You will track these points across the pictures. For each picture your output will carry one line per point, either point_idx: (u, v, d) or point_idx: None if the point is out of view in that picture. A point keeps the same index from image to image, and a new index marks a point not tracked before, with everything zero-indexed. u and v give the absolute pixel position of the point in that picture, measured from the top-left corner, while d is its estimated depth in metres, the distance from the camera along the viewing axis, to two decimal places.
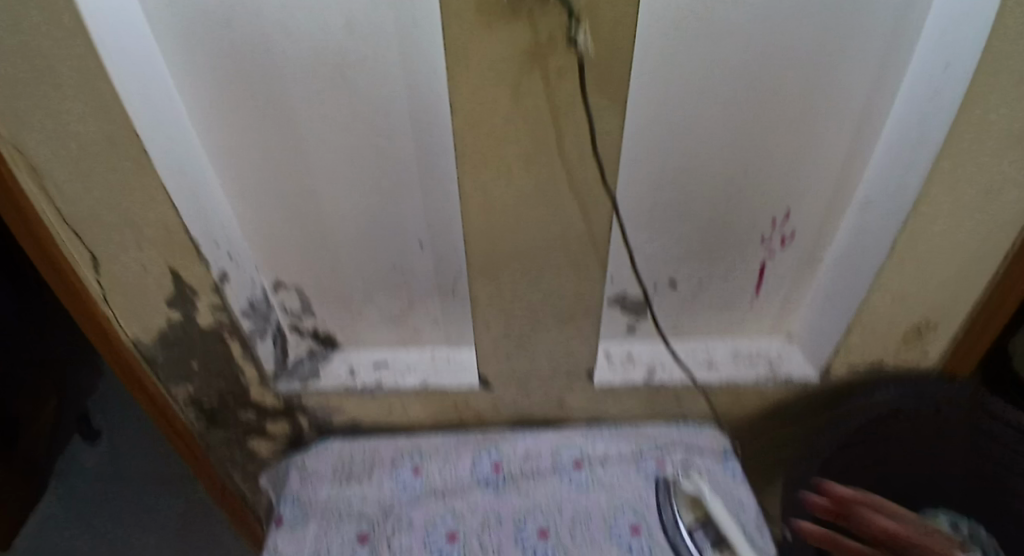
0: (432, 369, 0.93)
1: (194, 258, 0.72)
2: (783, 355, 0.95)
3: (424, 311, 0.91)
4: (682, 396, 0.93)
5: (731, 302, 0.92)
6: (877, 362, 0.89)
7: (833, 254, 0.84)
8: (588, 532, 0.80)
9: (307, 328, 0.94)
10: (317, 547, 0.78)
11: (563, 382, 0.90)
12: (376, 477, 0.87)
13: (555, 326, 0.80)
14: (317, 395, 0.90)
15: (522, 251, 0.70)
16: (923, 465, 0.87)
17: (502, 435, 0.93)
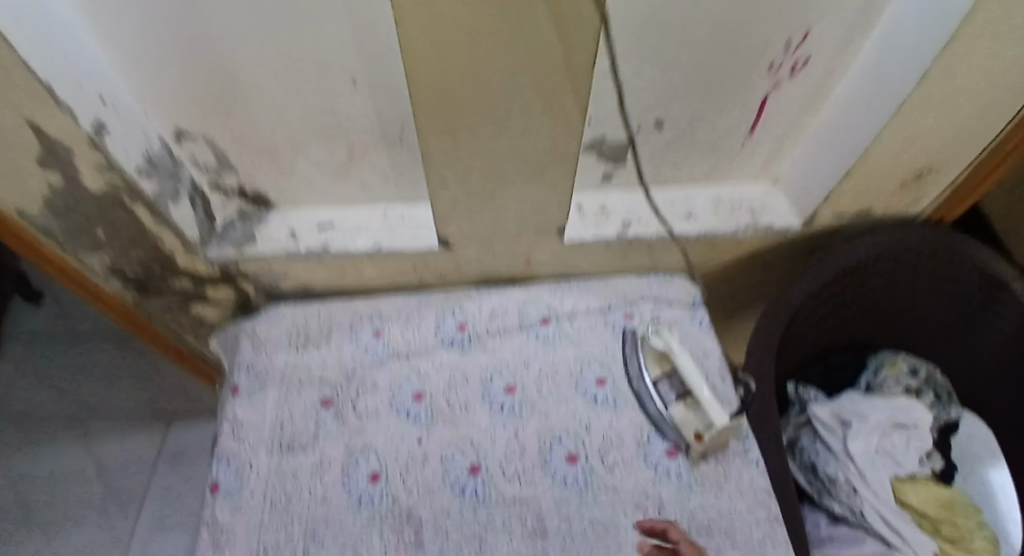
0: (384, 229, 0.83)
1: (48, 105, 0.56)
2: (767, 201, 0.88)
3: (369, 166, 0.78)
4: (656, 249, 0.87)
5: (722, 145, 0.81)
6: (862, 209, 0.84)
7: (846, 88, 0.71)
8: (555, 386, 0.80)
9: (232, 188, 0.80)
10: (280, 413, 0.76)
11: (529, 239, 0.82)
12: (334, 341, 0.83)
13: (522, 183, 0.70)
14: (258, 260, 0.81)
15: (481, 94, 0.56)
16: (882, 302, 0.91)
17: (466, 294, 0.88)
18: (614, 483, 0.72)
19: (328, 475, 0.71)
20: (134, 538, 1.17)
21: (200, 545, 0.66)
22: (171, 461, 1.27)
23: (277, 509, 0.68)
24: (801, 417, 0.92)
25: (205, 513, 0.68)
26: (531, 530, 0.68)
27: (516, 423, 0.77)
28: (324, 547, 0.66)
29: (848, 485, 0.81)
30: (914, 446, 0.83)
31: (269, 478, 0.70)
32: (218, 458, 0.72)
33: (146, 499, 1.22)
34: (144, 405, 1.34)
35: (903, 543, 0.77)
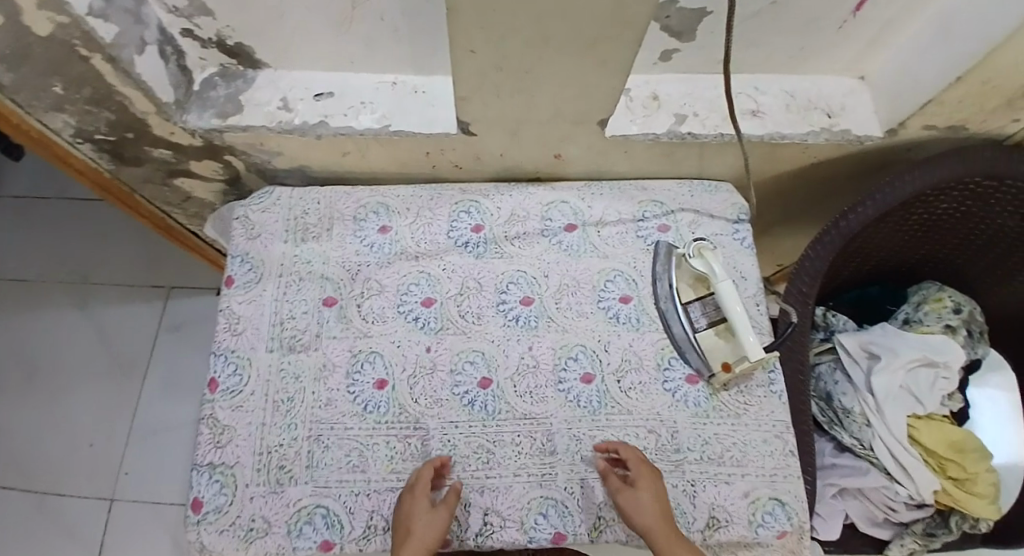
0: (394, 102, 0.70)
1: None
2: (847, 101, 0.74)
3: (376, 20, 0.61)
4: (707, 151, 0.75)
5: (811, 26, 0.65)
6: (958, 126, 0.71)
7: None
8: (576, 300, 0.74)
9: (209, 37, 0.64)
10: (279, 310, 0.70)
11: (564, 129, 0.69)
12: (337, 234, 0.75)
13: (568, 60, 0.56)
14: (246, 132, 0.69)
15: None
16: (942, 232, 0.81)
17: (484, 190, 0.79)
18: (629, 406, 0.69)
19: (330, 380, 0.68)
20: (143, 402, 1.23)
21: (200, 441, 0.65)
22: (174, 330, 1.28)
23: (279, 410, 0.66)
24: (825, 342, 0.88)
25: (204, 408, 0.66)
26: (541, 447, 0.66)
27: (531, 337, 0.71)
28: (328, 451, 0.64)
29: (862, 418, 0.80)
30: (939, 387, 0.79)
31: (268, 379, 0.67)
32: (215, 353, 0.69)
33: (150, 367, 1.25)
34: (142, 277, 1.31)
35: (906, 478, 0.78)
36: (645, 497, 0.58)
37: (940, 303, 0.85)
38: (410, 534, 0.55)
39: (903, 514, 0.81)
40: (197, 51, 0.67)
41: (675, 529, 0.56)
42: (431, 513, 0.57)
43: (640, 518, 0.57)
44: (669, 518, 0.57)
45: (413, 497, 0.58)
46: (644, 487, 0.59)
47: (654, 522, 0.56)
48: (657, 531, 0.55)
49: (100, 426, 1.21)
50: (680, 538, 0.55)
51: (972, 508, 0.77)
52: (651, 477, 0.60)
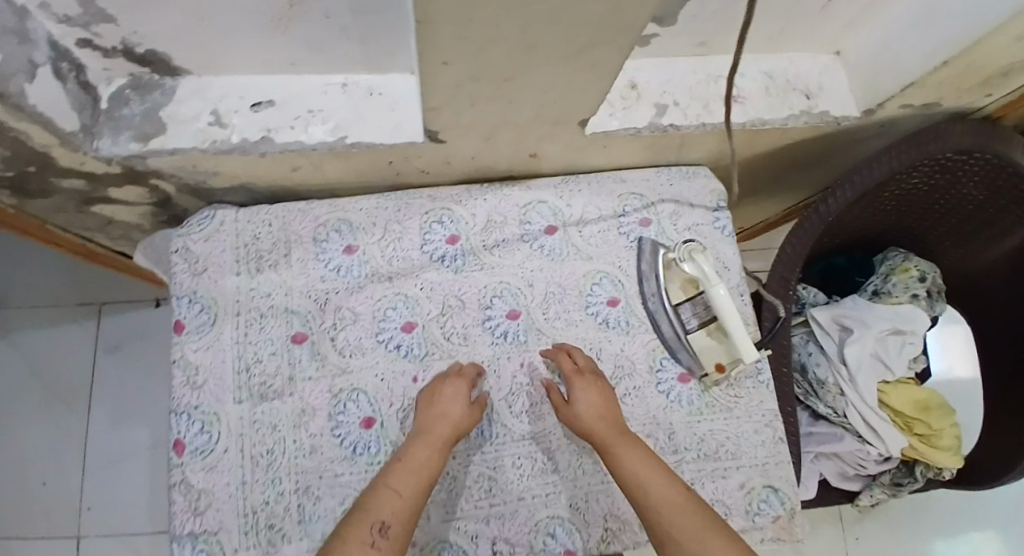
0: (347, 107, 0.61)
1: None
2: (827, 79, 0.70)
3: (318, 19, 0.52)
4: (689, 140, 0.71)
5: (801, 6, 0.59)
6: (935, 102, 0.70)
7: None
8: (563, 308, 0.71)
9: (113, 47, 0.53)
10: (242, 354, 0.64)
11: (543, 130, 0.63)
12: (296, 260, 0.67)
13: (551, 66, 0.50)
14: (174, 156, 0.59)
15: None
16: (909, 204, 0.82)
17: (455, 195, 0.72)
18: (626, 413, 0.68)
19: (312, 425, 0.63)
20: (92, 432, 1.13)
21: (176, 510, 0.60)
22: (112, 353, 1.16)
23: (258, 466, 0.61)
24: (799, 316, 0.90)
25: (174, 474, 0.61)
26: (543, 466, 0.65)
27: (521, 352, 0.68)
28: (320, 502, 0.60)
29: (836, 388, 0.83)
30: (908, 352, 0.83)
31: (242, 433, 0.62)
32: (176, 412, 0.62)
33: (93, 394, 1.14)
34: (65, 294, 1.17)
35: (877, 439, 0.83)
36: (578, 404, 0.61)
37: (906, 273, 0.87)
38: (444, 417, 0.58)
39: (873, 469, 0.86)
40: (99, 62, 0.56)
41: (618, 426, 0.59)
42: (468, 406, 0.60)
43: (580, 425, 0.60)
44: (608, 416, 0.60)
45: (456, 384, 0.61)
46: (578, 394, 0.61)
47: (592, 424, 0.59)
48: (597, 432, 0.58)
49: (48, 462, 1.11)
50: (621, 434, 0.58)
51: (937, 460, 0.83)
52: (590, 380, 0.63)
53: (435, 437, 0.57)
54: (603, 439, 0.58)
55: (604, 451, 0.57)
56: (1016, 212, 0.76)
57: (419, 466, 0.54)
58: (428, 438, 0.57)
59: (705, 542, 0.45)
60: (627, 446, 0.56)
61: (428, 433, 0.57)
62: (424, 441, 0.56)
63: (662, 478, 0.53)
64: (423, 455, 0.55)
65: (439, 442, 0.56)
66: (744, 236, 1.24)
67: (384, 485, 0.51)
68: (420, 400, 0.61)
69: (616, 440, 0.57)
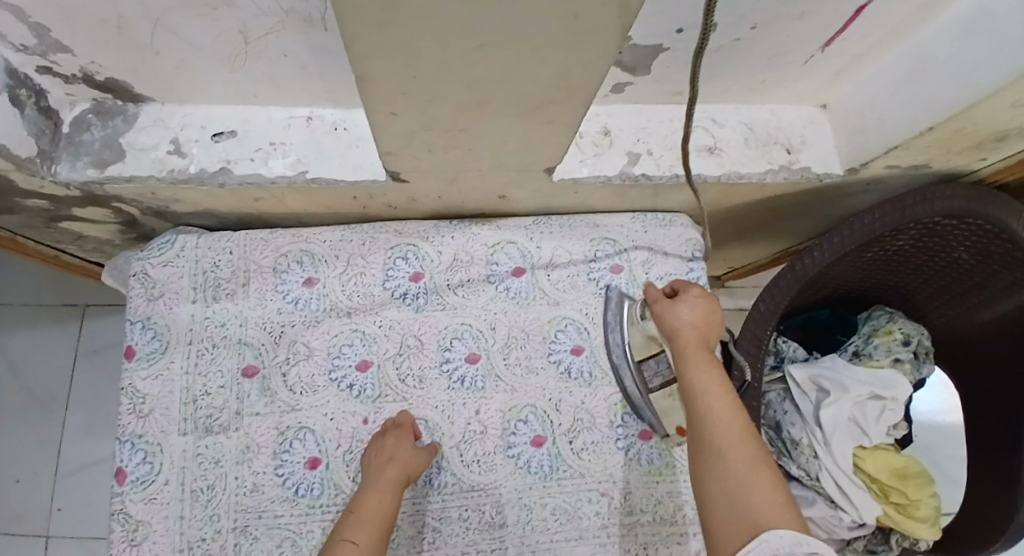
0: (309, 142, 0.60)
1: None
2: (809, 132, 0.68)
3: (276, 57, 0.51)
4: (663, 190, 0.69)
5: (781, 58, 0.57)
6: (922, 165, 0.67)
7: None
8: (525, 355, 0.69)
9: (73, 74, 0.54)
10: (190, 386, 0.63)
11: (507, 175, 0.61)
12: (254, 289, 0.66)
13: (505, 119, 0.48)
14: (131, 183, 0.59)
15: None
16: (895, 262, 0.80)
17: (422, 231, 0.71)
18: (582, 468, 0.66)
19: (255, 463, 0.61)
20: (66, 436, 1.13)
21: (113, 539, 0.59)
22: (92, 358, 1.16)
23: (198, 501, 0.60)
24: (776, 371, 0.88)
25: (113, 502, 0.60)
26: (490, 520, 0.63)
27: (478, 400, 0.67)
28: (257, 543, 0.59)
29: (809, 449, 0.81)
30: (887, 418, 0.80)
31: (183, 466, 0.61)
32: (120, 439, 0.61)
33: (71, 397, 1.14)
34: (50, 296, 1.18)
35: (851, 506, 0.79)
36: (680, 309, 0.56)
37: (890, 335, 0.84)
38: (389, 461, 0.58)
39: (846, 534, 0.83)
40: (61, 87, 0.56)
41: (708, 347, 0.54)
42: (414, 448, 0.60)
43: (671, 325, 0.56)
44: (707, 330, 0.55)
45: (399, 431, 0.61)
46: (684, 300, 0.56)
47: (683, 332, 0.54)
48: (685, 338, 0.54)
49: (23, 461, 1.11)
50: (707, 355, 0.53)
51: (913, 530, 0.80)
52: (703, 294, 0.57)
53: (384, 483, 0.57)
54: (687, 351, 0.53)
55: (684, 359, 0.53)
56: (1007, 278, 0.72)
57: (376, 515, 0.55)
58: (376, 485, 0.57)
59: (750, 485, 0.43)
60: (707, 369, 0.51)
61: (375, 480, 0.57)
62: (377, 487, 0.57)
63: (733, 408, 0.48)
64: (377, 503, 0.56)
65: (391, 488, 0.57)
66: (735, 275, 1.21)
67: (342, 538, 0.53)
68: (367, 449, 0.61)
69: (700, 356, 0.52)
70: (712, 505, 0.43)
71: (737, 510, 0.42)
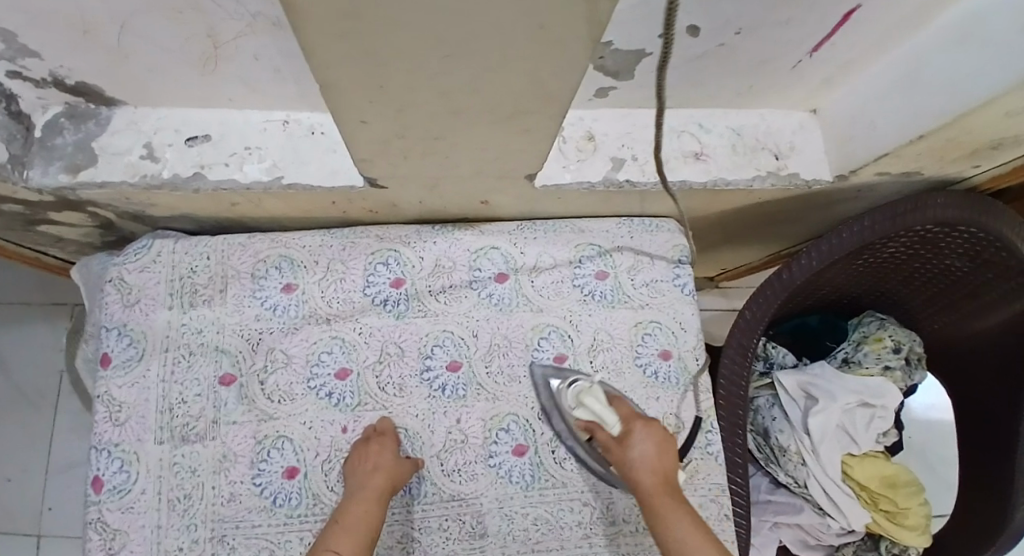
0: (285, 147, 0.59)
1: None
2: (799, 138, 0.66)
3: (248, 62, 0.49)
4: (648, 196, 0.68)
5: (770, 64, 0.55)
6: (914, 172, 0.65)
7: None
8: (507, 362, 0.68)
9: (43, 79, 0.52)
10: (166, 394, 0.62)
11: (488, 181, 0.60)
12: (232, 295, 0.65)
13: (480, 126, 0.46)
14: (104, 188, 0.58)
15: (424, 9, 0.28)
16: (887, 269, 0.78)
17: (404, 236, 0.70)
18: (564, 478, 0.65)
19: (232, 471, 0.60)
20: (57, 436, 1.13)
21: (90, 548, 0.58)
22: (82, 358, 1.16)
23: (175, 510, 0.59)
24: (765, 377, 0.86)
25: (89, 511, 0.59)
26: (471, 530, 0.62)
27: (459, 408, 0.66)
28: (234, 552, 0.58)
29: (797, 456, 0.80)
30: (875, 426, 0.79)
31: (160, 475, 0.60)
32: (96, 448, 0.61)
33: (60, 396, 1.14)
34: (39, 295, 1.17)
35: (839, 513, 0.79)
36: (635, 454, 0.55)
37: (880, 342, 0.83)
38: (375, 470, 0.57)
39: (834, 540, 0.83)
40: (31, 91, 0.55)
41: (671, 484, 0.54)
42: (398, 457, 0.60)
43: (631, 473, 0.54)
44: (664, 470, 0.54)
45: (381, 441, 0.60)
46: (636, 439, 0.56)
47: (646, 478, 0.53)
48: (645, 487, 0.53)
49: (12, 461, 1.11)
50: (672, 496, 0.52)
51: (900, 537, 0.79)
52: (647, 427, 0.57)
53: (369, 492, 0.56)
54: (656, 499, 0.52)
55: (655, 516, 0.51)
56: (1004, 284, 0.71)
57: (362, 523, 0.53)
58: (361, 494, 0.56)
59: None
60: (681, 522, 0.49)
61: (360, 490, 0.56)
62: (361, 495, 0.56)
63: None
64: (361, 511, 0.54)
65: (377, 496, 0.56)
66: (727, 276, 1.20)
67: (324, 548, 0.50)
68: (350, 457, 0.60)
69: (666, 499, 0.52)
70: None
71: None
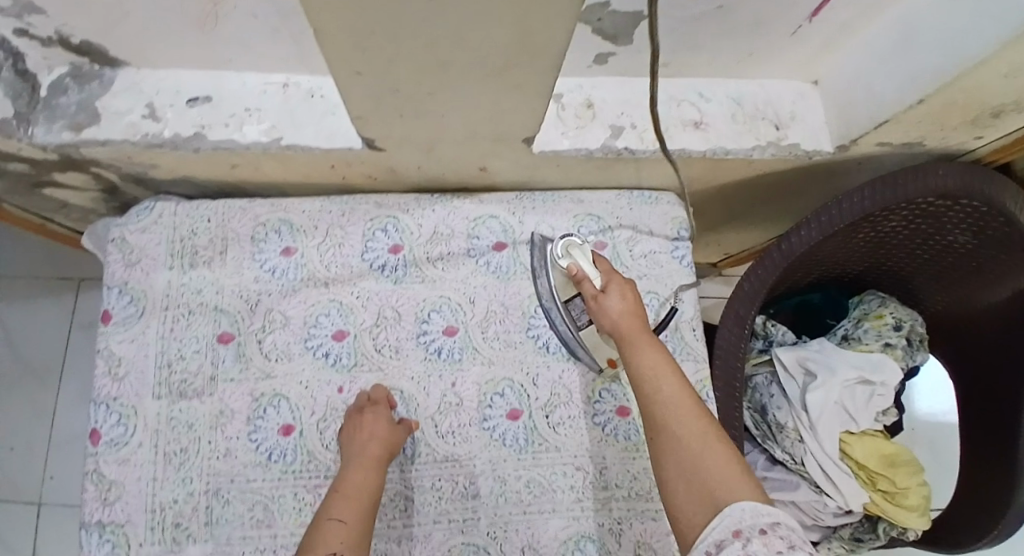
0: (285, 109, 0.60)
1: None
2: (799, 107, 0.66)
3: (246, 20, 0.50)
4: (646, 165, 0.68)
5: (769, 27, 0.55)
6: (915, 142, 0.65)
7: None
8: (503, 329, 0.68)
9: (48, 37, 0.53)
10: (165, 350, 0.63)
11: (484, 145, 0.61)
12: (231, 257, 0.66)
13: (473, 83, 0.47)
14: (107, 147, 0.59)
15: None
16: (888, 243, 0.78)
17: (403, 203, 0.70)
18: (557, 443, 0.65)
19: (228, 428, 0.62)
20: (60, 407, 1.15)
21: (87, 498, 0.59)
22: (85, 331, 1.18)
23: (171, 463, 0.60)
24: (763, 354, 0.86)
25: (88, 462, 0.60)
26: (463, 491, 0.63)
27: (454, 372, 0.66)
28: (228, 506, 0.59)
29: (795, 433, 0.80)
30: (874, 404, 0.79)
31: (156, 429, 0.61)
32: (95, 401, 0.62)
33: (66, 366, 1.16)
34: (46, 268, 1.19)
35: (835, 491, 0.79)
36: (610, 300, 0.54)
37: (881, 320, 0.83)
38: (372, 438, 0.58)
39: (832, 521, 0.82)
40: (37, 50, 0.56)
41: (645, 325, 0.53)
42: (392, 423, 0.60)
43: (606, 317, 0.54)
44: (639, 316, 0.53)
45: (375, 409, 0.61)
46: (613, 290, 0.55)
47: (620, 321, 0.52)
48: (619, 327, 0.52)
49: (16, 429, 1.13)
50: (646, 334, 0.51)
51: (899, 519, 0.79)
52: (627, 282, 0.56)
53: (367, 461, 0.56)
54: (630, 340, 0.51)
55: (624, 347, 0.51)
56: (1003, 262, 0.70)
57: (364, 490, 0.54)
58: (359, 462, 0.56)
59: (704, 463, 0.42)
60: (648, 351, 0.49)
61: (358, 458, 0.57)
62: (360, 463, 0.56)
63: (681, 383, 0.47)
64: (361, 478, 0.55)
65: (375, 463, 0.57)
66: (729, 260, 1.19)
67: (328, 517, 0.51)
68: (345, 428, 0.60)
69: (641, 337, 0.51)
70: (672, 483, 0.43)
71: (690, 484, 0.42)
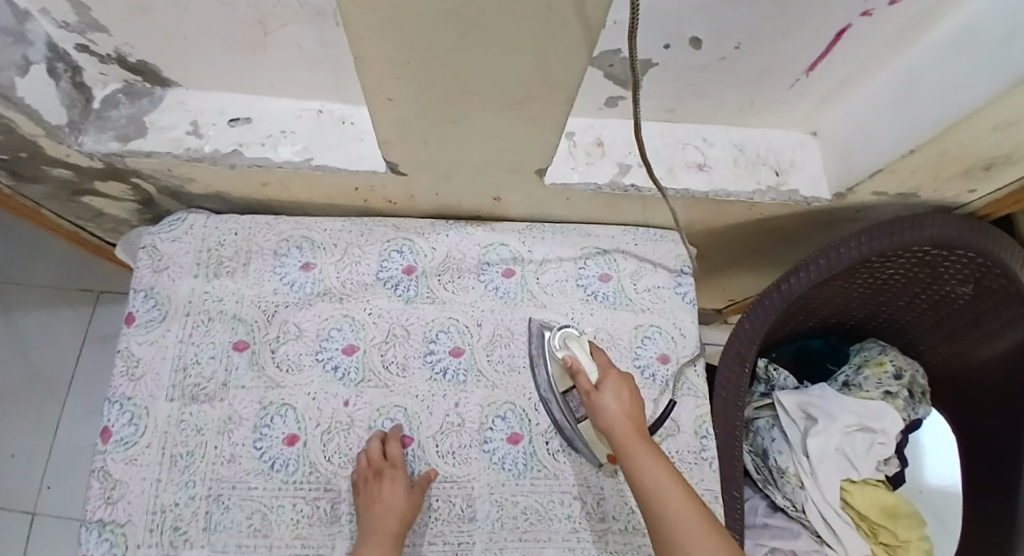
0: (318, 132, 0.64)
1: None
2: (798, 156, 0.70)
3: (291, 50, 0.55)
4: (651, 203, 0.71)
5: (767, 80, 0.60)
6: (909, 192, 0.68)
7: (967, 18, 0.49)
8: (507, 353, 0.70)
9: (108, 54, 0.58)
10: (183, 354, 0.65)
11: (498, 175, 0.65)
12: (253, 268, 0.69)
13: (493, 115, 0.51)
14: (149, 158, 0.63)
15: None
16: (887, 290, 0.80)
17: (419, 228, 0.74)
18: (557, 470, 0.66)
19: (235, 433, 0.63)
20: (63, 418, 1.15)
21: (90, 495, 0.60)
22: (98, 344, 1.20)
23: (176, 466, 0.61)
24: (764, 398, 0.86)
25: (95, 460, 0.61)
26: (460, 513, 0.63)
27: (458, 393, 0.68)
28: (228, 512, 0.60)
29: (796, 479, 0.79)
30: (876, 452, 0.79)
31: (166, 430, 0.62)
32: (110, 400, 0.63)
33: (75, 376, 1.18)
34: (68, 280, 1.23)
35: (836, 541, 0.77)
36: (606, 399, 0.57)
37: (881, 366, 0.84)
38: (388, 512, 0.57)
39: None
40: (96, 67, 0.61)
41: (638, 427, 0.56)
42: (407, 492, 0.60)
43: (603, 419, 0.57)
44: (632, 417, 0.57)
45: (392, 475, 0.59)
46: (608, 388, 0.59)
47: (617, 424, 0.56)
48: (616, 428, 0.55)
49: (18, 438, 1.14)
50: (642, 439, 0.55)
51: None
52: (621, 379, 0.60)
53: (384, 537, 0.56)
54: (628, 443, 0.54)
55: (625, 455, 0.53)
56: (1004, 314, 0.72)
57: None
58: (377, 537, 0.56)
59: None
60: (648, 458, 0.52)
61: (376, 533, 0.56)
62: (377, 538, 0.56)
63: (683, 495, 0.50)
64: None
65: (391, 539, 0.57)
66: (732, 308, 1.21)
67: None
68: (362, 487, 0.59)
69: (638, 443, 0.54)
70: None
71: None
